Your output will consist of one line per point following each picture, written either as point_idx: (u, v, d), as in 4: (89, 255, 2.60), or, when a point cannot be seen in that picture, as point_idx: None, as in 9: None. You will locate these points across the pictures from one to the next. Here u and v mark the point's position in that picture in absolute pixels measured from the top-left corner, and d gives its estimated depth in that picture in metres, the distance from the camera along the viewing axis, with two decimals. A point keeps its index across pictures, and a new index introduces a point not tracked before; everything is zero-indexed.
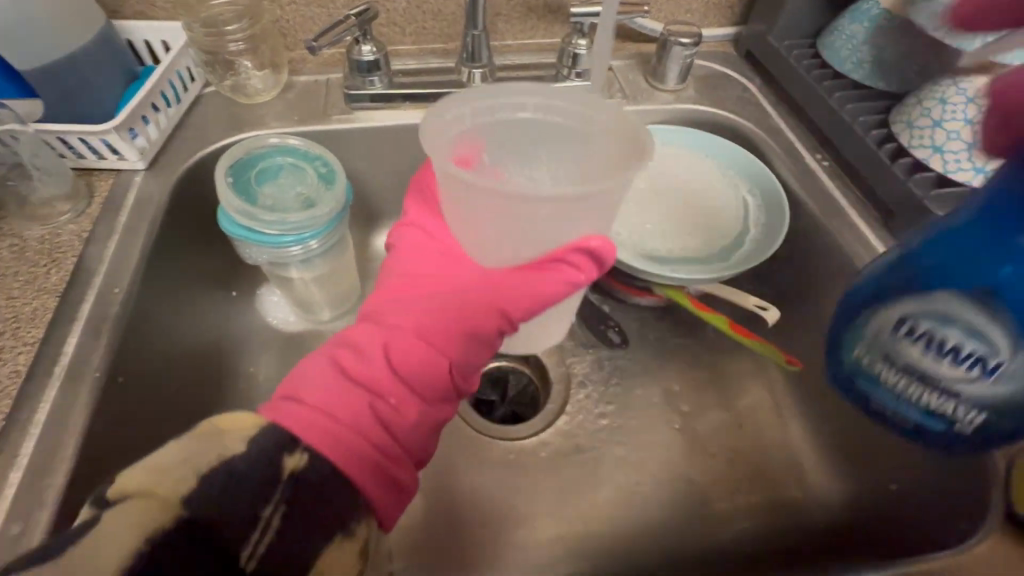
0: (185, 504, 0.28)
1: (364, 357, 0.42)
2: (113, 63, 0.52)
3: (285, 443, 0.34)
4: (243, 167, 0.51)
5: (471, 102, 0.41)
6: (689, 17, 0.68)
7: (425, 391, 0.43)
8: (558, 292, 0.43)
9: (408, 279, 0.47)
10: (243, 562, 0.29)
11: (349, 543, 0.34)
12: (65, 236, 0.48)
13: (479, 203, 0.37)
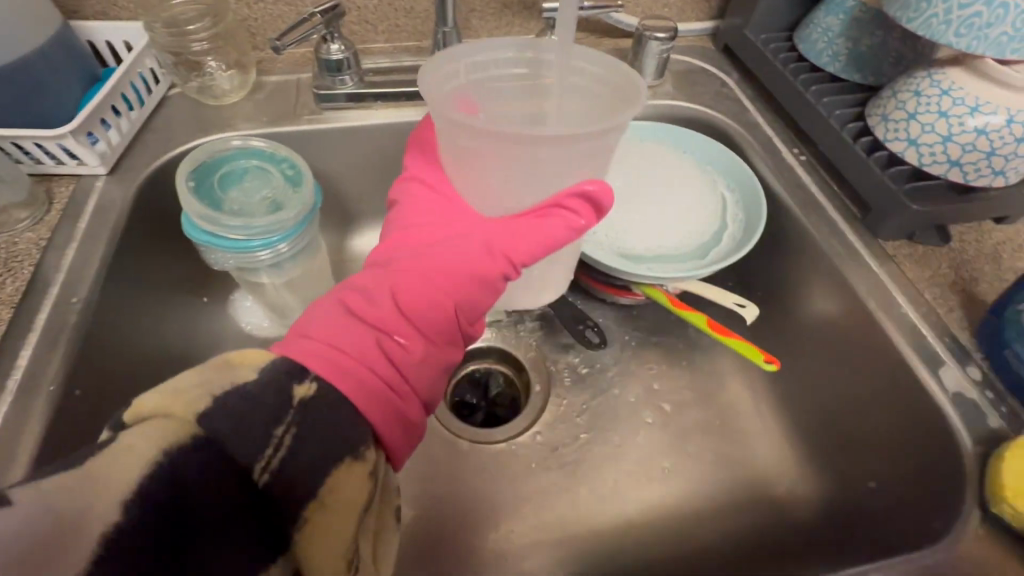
0: (199, 424, 0.26)
1: (367, 295, 0.36)
2: (71, 66, 0.51)
3: (295, 370, 0.30)
4: (207, 171, 0.49)
5: (463, 59, 0.38)
6: (666, 11, 0.67)
7: (434, 332, 0.37)
8: (561, 236, 0.38)
9: (409, 223, 0.42)
10: (255, 476, 0.27)
11: (361, 467, 0.30)
12: (22, 244, 0.46)
13: (482, 145, 0.34)
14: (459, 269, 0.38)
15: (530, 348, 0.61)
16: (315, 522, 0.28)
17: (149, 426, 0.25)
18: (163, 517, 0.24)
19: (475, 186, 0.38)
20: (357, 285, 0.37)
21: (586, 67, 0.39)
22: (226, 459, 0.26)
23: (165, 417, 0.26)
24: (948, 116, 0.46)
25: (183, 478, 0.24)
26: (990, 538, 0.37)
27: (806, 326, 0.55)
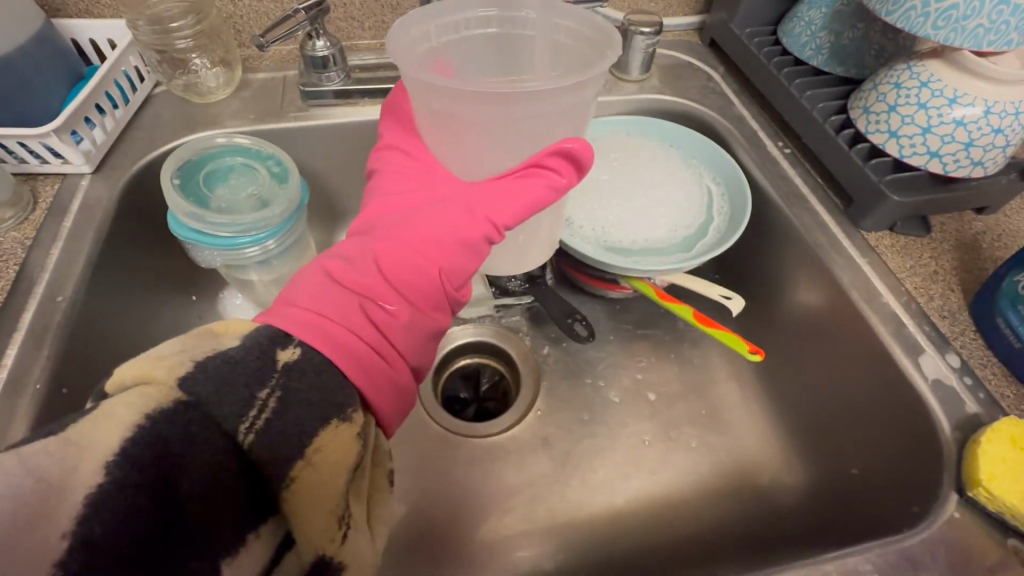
0: (180, 388, 0.26)
1: (351, 262, 0.36)
2: (54, 64, 0.50)
3: (279, 337, 0.29)
4: (193, 168, 0.49)
5: (434, 20, 0.37)
6: (652, 5, 0.67)
7: (422, 296, 0.37)
8: (545, 198, 0.38)
9: (390, 193, 0.42)
10: (240, 439, 0.26)
11: (349, 429, 0.29)
12: (7, 243, 0.46)
13: (464, 106, 0.33)
14: (443, 233, 0.38)
15: (519, 342, 0.62)
16: (303, 481, 0.27)
17: (131, 395, 0.25)
18: (153, 478, 0.23)
19: (455, 151, 0.38)
20: (341, 254, 0.37)
21: (561, 22, 0.38)
22: (212, 424, 0.26)
23: (147, 383, 0.26)
24: (927, 108, 0.46)
25: (168, 439, 0.24)
26: (967, 522, 0.38)
27: (791, 316, 0.55)
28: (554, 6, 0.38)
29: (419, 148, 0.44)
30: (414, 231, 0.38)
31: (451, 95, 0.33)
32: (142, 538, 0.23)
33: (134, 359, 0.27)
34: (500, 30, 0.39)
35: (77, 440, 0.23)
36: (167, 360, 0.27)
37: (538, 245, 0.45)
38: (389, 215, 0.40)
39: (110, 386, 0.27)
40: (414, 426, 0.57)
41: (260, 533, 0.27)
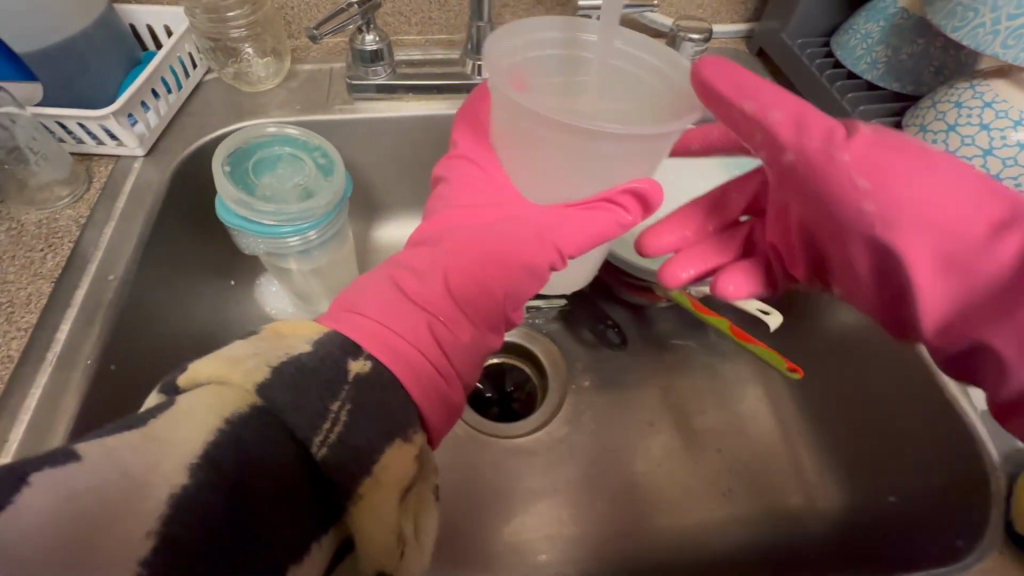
0: (259, 393, 0.27)
1: (416, 276, 0.37)
2: (114, 49, 0.52)
3: (349, 347, 0.31)
4: (243, 156, 0.50)
5: (518, 38, 0.39)
6: (701, 12, 0.66)
7: (481, 315, 0.38)
8: (609, 232, 0.40)
9: (458, 205, 0.43)
10: (313, 449, 0.27)
11: (410, 449, 0.30)
12: (63, 221, 0.47)
13: (548, 136, 0.34)
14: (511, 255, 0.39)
15: (549, 346, 0.62)
16: (369, 498, 0.28)
17: (207, 395, 0.26)
18: (231, 482, 0.24)
19: (531, 174, 0.39)
20: (409, 266, 0.38)
21: (633, 51, 0.40)
22: (286, 431, 0.27)
23: (224, 384, 0.27)
24: (989, 129, 0.45)
25: (248, 444, 0.25)
26: (1015, 559, 0.37)
27: (837, 337, 0.55)
28: (627, 35, 0.40)
29: (491, 164, 0.45)
30: (484, 250, 0.39)
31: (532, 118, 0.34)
32: (221, 530, 0.24)
33: (209, 356, 0.28)
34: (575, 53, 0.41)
35: (155, 433, 0.24)
36: (242, 360, 0.28)
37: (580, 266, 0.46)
38: (457, 225, 0.41)
39: (184, 378, 0.28)
40: None
41: (322, 542, 0.28)
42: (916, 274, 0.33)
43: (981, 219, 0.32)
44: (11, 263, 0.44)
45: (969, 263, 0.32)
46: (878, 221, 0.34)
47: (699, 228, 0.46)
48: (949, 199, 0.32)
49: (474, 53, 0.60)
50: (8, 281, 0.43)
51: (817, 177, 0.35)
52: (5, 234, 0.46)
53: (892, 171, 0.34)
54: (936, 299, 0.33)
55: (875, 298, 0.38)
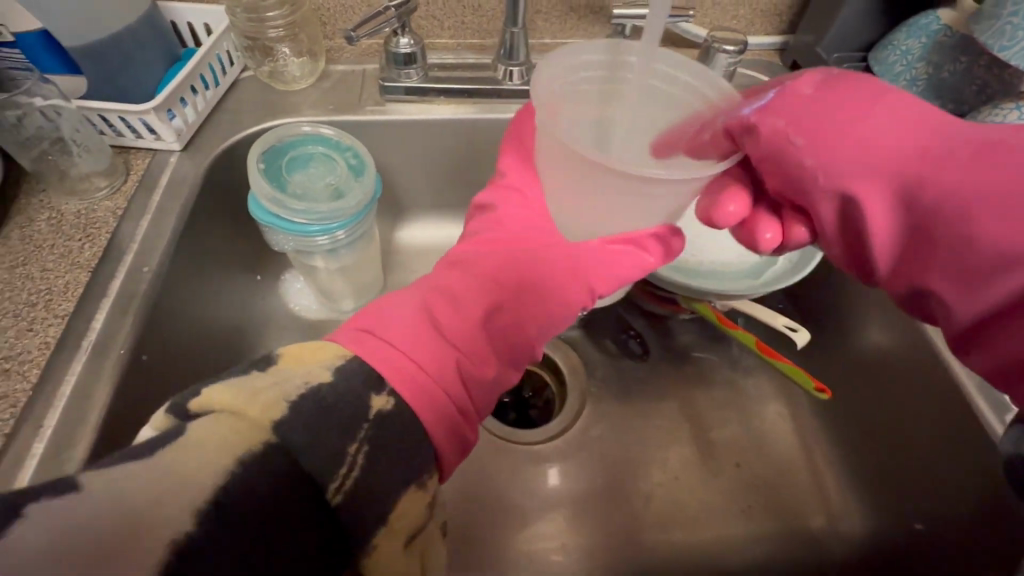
0: (275, 431, 0.28)
1: (450, 302, 0.39)
2: (156, 45, 0.53)
3: (373, 382, 0.32)
4: (276, 154, 0.51)
5: (561, 65, 0.40)
6: (735, 23, 0.66)
7: (507, 348, 0.40)
8: (633, 274, 0.44)
9: (502, 226, 0.45)
10: (329, 494, 0.28)
11: (423, 494, 0.32)
12: (100, 212, 0.48)
13: (598, 182, 0.36)
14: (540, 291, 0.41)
15: (569, 353, 0.61)
16: (380, 545, 0.30)
17: (223, 427, 0.27)
18: (239, 524, 0.25)
19: (578, 216, 0.41)
20: (442, 288, 0.39)
21: (674, 74, 0.41)
22: (301, 471, 0.27)
23: (241, 417, 0.28)
24: None
25: (258, 484, 0.26)
26: None
27: (865, 357, 0.54)
28: (668, 59, 0.41)
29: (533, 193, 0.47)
30: (514, 283, 0.41)
31: (583, 167, 0.35)
32: (233, 554, 0.24)
33: (227, 386, 0.29)
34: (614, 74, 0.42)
35: (171, 463, 0.25)
36: (262, 391, 0.29)
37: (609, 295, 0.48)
38: (498, 246, 0.43)
39: (197, 404, 0.29)
40: None
41: None
42: (866, 211, 0.34)
43: (911, 149, 0.33)
44: (50, 252, 0.45)
45: (911, 188, 0.32)
46: (820, 171, 0.35)
47: (735, 173, 0.40)
48: (883, 137, 0.34)
49: (506, 58, 0.60)
50: (48, 270, 0.44)
51: (762, 144, 0.37)
52: (46, 223, 0.47)
53: (823, 124, 0.36)
54: (884, 233, 0.34)
55: (838, 247, 0.37)
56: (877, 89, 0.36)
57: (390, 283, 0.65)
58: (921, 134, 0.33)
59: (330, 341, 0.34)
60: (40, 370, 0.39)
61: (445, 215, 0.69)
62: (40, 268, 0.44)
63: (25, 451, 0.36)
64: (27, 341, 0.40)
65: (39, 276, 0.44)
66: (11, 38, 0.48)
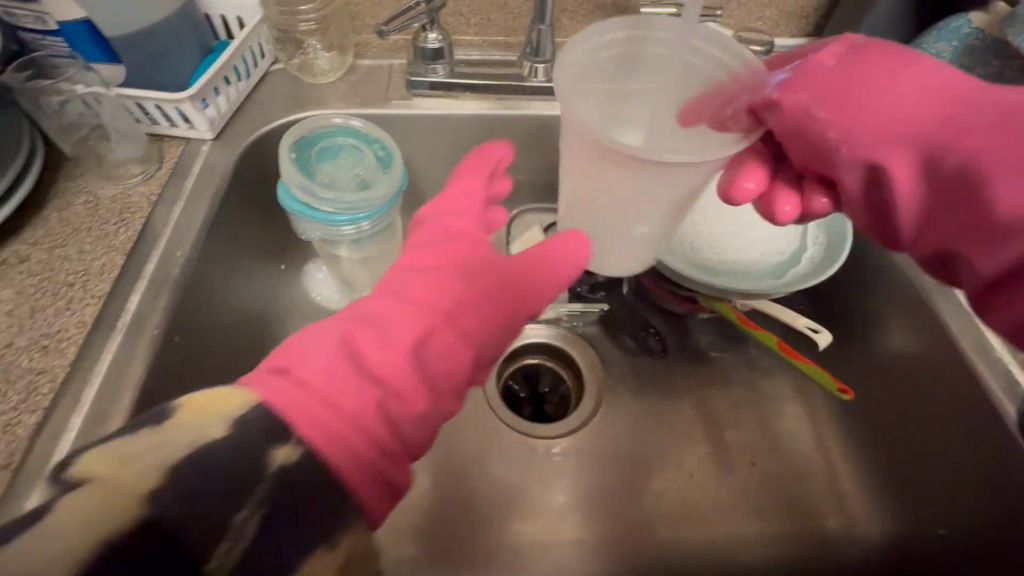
0: (149, 505, 0.24)
1: (375, 330, 0.34)
2: (192, 37, 0.54)
3: (274, 433, 0.28)
4: (306, 144, 0.52)
5: (581, 48, 0.40)
6: (760, 24, 0.66)
7: (443, 377, 0.35)
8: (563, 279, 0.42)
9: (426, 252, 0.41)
10: (211, 566, 0.25)
11: (334, 556, 0.29)
12: (135, 197, 0.49)
13: (613, 167, 0.38)
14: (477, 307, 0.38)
15: (587, 349, 0.61)
16: None
17: (85, 501, 0.24)
18: None
19: (592, 205, 0.43)
20: (362, 318, 0.35)
21: (710, 50, 0.41)
22: (177, 546, 0.25)
23: (114, 483, 0.24)
24: None
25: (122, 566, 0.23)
26: None
27: (887, 361, 0.54)
28: (705, 35, 0.41)
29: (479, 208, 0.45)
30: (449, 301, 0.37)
31: (605, 154, 0.38)
32: None
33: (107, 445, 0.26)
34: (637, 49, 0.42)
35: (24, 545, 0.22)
36: (142, 456, 0.25)
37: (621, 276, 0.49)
38: (428, 267, 0.39)
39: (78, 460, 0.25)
40: (477, 420, 0.57)
41: None
42: (891, 180, 0.34)
43: (929, 117, 0.33)
44: (88, 235, 0.46)
45: (935, 154, 0.32)
46: (843, 143, 0.35)
47: (754, 148, 0.39)
48: (906, 105, 0.34)
49: (532, 56, 0.61)
50: (85, 252, 0.45)
51: (784, 116, 0.36)
52: (83, 206, 0.48)
53: (845, 95, 0.35)
54: (912, 199, 0.34)
55: (863, 217, 0.37)
56: (898, 56, 0.35)
57: None
58: (944, 99, 0.33)
59: (236, 386, 0.30)
60: (77, 347, 0.40)
61: None
62: (78, 250, 0.45)
63: (63, 426, 0.37)
64: (65, 320, 0.41)
65: (76, 258, 0.45)
66: (55, 27, 0.48)
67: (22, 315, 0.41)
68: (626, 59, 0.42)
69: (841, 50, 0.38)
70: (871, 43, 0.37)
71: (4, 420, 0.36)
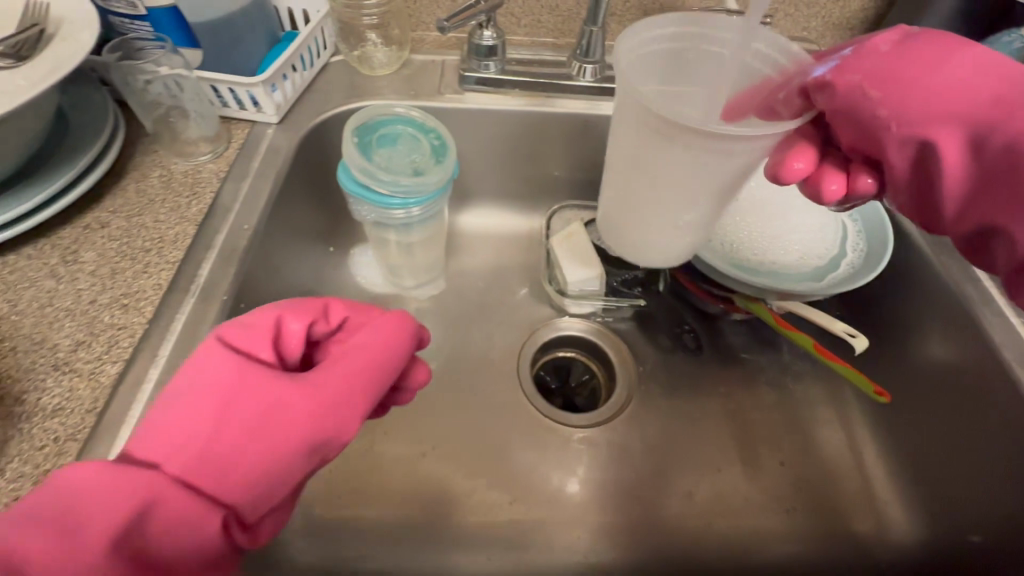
0: None
1: (64, 529, 0.28)
2: (263, 26, 0.58)
3: None
4: (367, 130, 0.54)
5: (635, 38, 0.43)
6: (806, 34, 0.67)
7: (180, 555, 0.30)
8: (352, 421, 0.36)
9: (197, 385, 0.35)
10: None
11: None
12: (205, 173, 0.52)
13: (669, 142, 0.39)
14: (243, 465, 0.33)
15: (621, 344, 0.63)
16: None
17: None
18: None
19: (644, 182, 0.44)
20: (49, 507, 0.29)
21: (769, 53, 0.42)
22: None
23: None
24: None
25: None
26: None
27: (923, 371, 0.54)
28: (762, 35, 0.42)
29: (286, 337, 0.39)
30: (201, 463, 0.32)
31: (657, 127, 0.39)
32: None
33: None
34: (689, 44, 0.45)
35: None
36: None
37: (664, 252, 0.49)
38: (190, 412, 0.34)
39: None
40: (512, 406, 0.58)
41: None
42: (940, 163, 0.34)
43: (980, 99, 0.34)
44: (162, 206, 0.49)
45: (983, 139, 0.33)
46: (894, 123, 0.35)
47: (802, 132, 0.39)
48: (958, 88, 0.34)
49: (582, 57, 0.63)
50: (160, 221, 0.48)
51: (837, 96, 0.36)
52: (158, 179, 0.51)
53: (897, 76, 0.35)
54: (957, 182, 0.35)
55: (906, 197, 0.37)
56: (946, 40, 0.36)
57: (451, 265, 0.68)
58: (997, 83, 0.34)
59: None
60: (153, 308, 0.43)
61: (505, 206, 0.72)
62: (154, 218, 0.48)
63: (142, 379, 0.40)
64: (142, 281, 0.44)
65: (153, 226, 0.48)
66: (143, 11, 0.51)
67: (104, 275, 0.44)
68: (678, 54, 0.46)
69: (893, 36, 0.37)
70: (925, 31, 0.37)
71: (90, 368, 0.39)
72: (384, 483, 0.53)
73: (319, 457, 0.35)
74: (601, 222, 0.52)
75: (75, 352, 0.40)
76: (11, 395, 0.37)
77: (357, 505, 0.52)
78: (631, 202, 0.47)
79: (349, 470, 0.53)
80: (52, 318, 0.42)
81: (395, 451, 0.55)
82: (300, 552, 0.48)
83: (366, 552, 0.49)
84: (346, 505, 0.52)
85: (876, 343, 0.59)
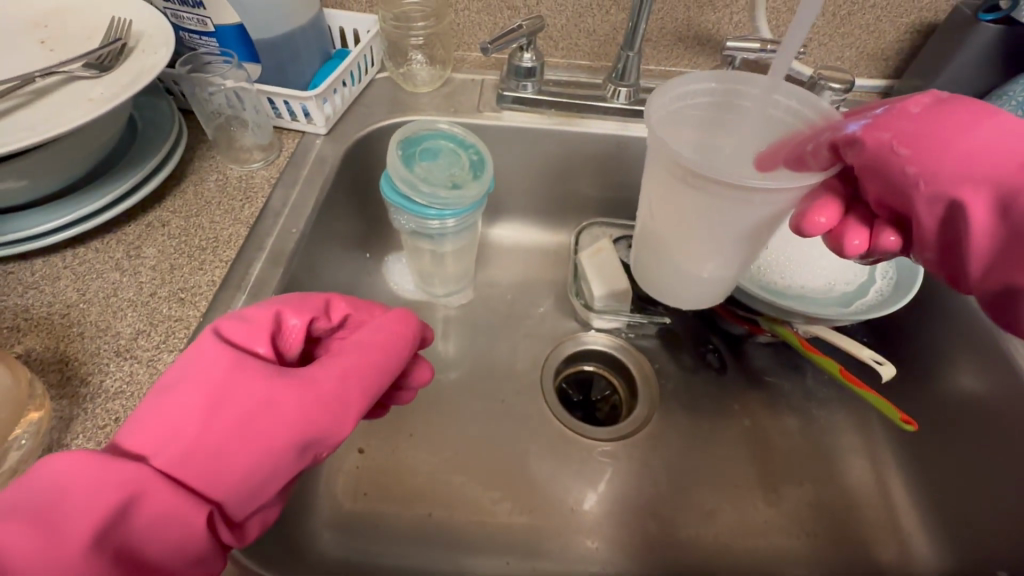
0: None
1: (53, 521, 0.29)
2: (318, 44, 0.62)
3: None
4: (411, 144, 0.57)
5: (670, 93, 0.45)
6: (840, 63, 0.67)
7: (168, 552, 0.31)
8: (347, 418, 0.38)
9: (194, 379, 0.36)
10: None
11: None
12: (257, 179, 0.56)
13: (696, 184, 0.41)
14: (238, 455, 0.34)
15: (643, 361, 0.64)
16: None
17: None
18: None
19: (671, 213, 0.45)
20: (41, 495, 0.30)
21: (796, 107, 0.44)
22: None
23: None
24: None
25: None
26: None
27: (952, 402, 0.54)
28: (788, 90, 0.44)
29: (288, 333, 0.41)
30: (196, 451, 0.34)
31: (685, 176, 0.41)
32: None
33: None
34: (723, 97, 0.47)
35: None
36: None
37: (696, 284, 0.50)
38: (185, 405, 0.35)
39: None
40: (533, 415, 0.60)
41: None
42: (968, 219, 0.34)
43: (1009, 164, 0.33)
44: (216, 209, 0.53)
45: (1013, 201, 0.32)
46: (922, 180, 0.35)
47: (827, 184, 0.40)
48: (989, 149, 0.34)
49: (617, 79, 0.65)
50: (215, 222, 0.52)
51: (865, 152, 0.36)
52: (215, 183, 0.55)
53: (926, 135, 0.35)
54: (983, 241, 0.34)
55: (932, 252, 0.37)
56: (977, 106, 0.36)
57: (479, 276, 0.70)
58: None
59: None
60: (208, 302, 0.46)
61: (535, 220, 0.74)
62: (210, 219, 0.52)
63: None
64: (197, 277, 0.47)
65: (208, 226, 0.51)
66: (212, 29, 0.55)
67: (164, 271, 0.48)
68: (713, 107, 0.47)
69: (926, 99, 0.38)
70: (956, 96, 0.37)
71: (148, 356, 0.42)
72: (407, 482, 0.55)
73: (310, 451, 0.37)
74: (637, 249, 0.53)
75: (136, 340, 0.43)
76: (78, 376, 0.41)
77: (382, 502, 0.53)
78: (658, 229, 0.48)
79: (376, 468, 0.55)
80: (115, 308, 0.45)
81: (420, 452, 0.57)
82: (325, 544, 0.50)
83: (387, 548, 0.51)
84: (370, 502, 0.53)
85: (904, 371, 0.59)
